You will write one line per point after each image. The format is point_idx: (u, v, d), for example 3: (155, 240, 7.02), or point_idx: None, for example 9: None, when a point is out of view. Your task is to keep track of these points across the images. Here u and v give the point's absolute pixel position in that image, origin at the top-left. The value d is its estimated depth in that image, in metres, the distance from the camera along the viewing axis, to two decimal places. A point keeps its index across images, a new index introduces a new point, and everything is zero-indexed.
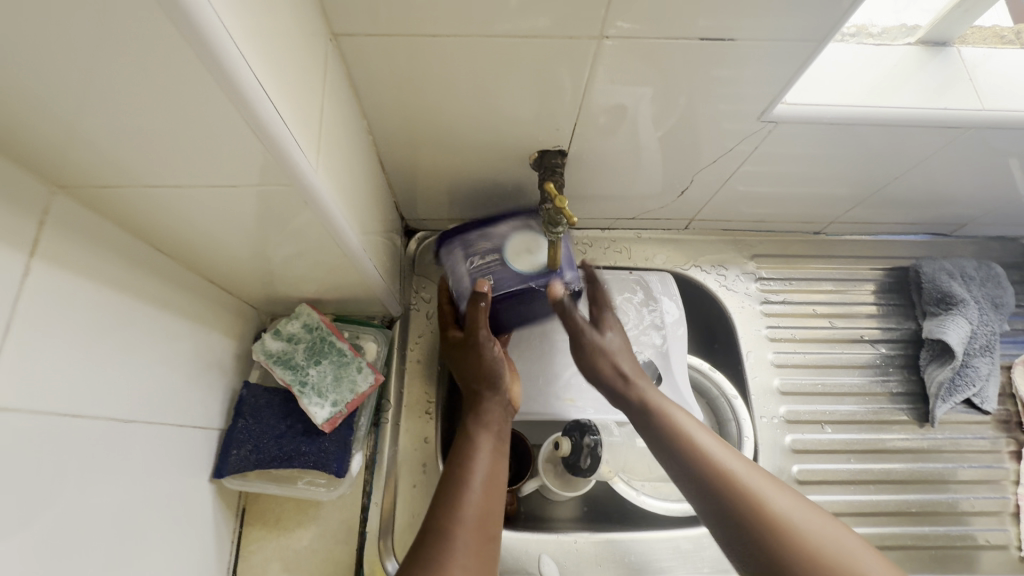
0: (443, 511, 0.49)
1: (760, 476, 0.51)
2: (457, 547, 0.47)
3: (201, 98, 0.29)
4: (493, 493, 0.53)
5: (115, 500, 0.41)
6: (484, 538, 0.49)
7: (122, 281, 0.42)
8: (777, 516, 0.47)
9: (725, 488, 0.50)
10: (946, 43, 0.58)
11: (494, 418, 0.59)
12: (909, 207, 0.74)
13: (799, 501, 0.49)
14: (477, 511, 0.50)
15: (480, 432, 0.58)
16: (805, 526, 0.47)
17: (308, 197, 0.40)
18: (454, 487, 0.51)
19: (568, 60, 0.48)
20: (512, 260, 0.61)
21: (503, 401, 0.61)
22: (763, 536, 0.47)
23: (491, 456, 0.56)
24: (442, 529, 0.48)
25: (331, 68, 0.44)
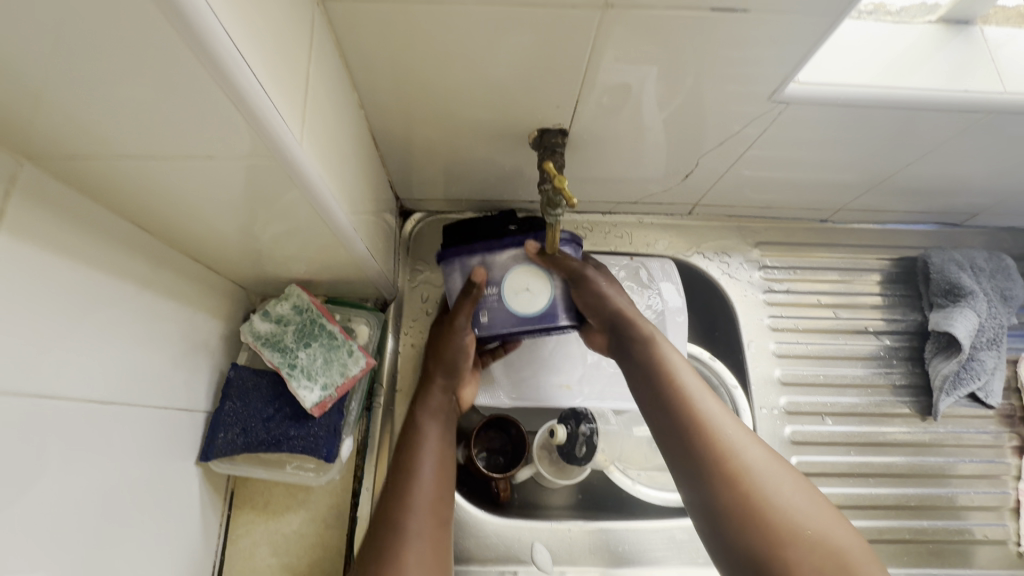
0: (398, 503, 0.51)
1: (743, 436, 0.50)
2: (410, 541, 0.49)
3: (170, 61, 0.27)
4: (443, 478, 0.55)
5: (94, 486, 0.40)
6: (435, 525, 0.51)
7: (99, 259, 0.40)
8: (751, 478, 0.47)
9: (703, 444, 0.49)
10: (968, 21, 0.55)
11: (439, 404, 0.59)
12: (921, 195, 0.71)
13: (777, 465, 0.48)
14: (427, 501, 0.52)
15: (428, 420, 0.58)
16: (778, 492, 0.46)
17: (293, 171, 0.38)
18: (401, 482, 0.52)
19: (571, 31, 0.45)
20: (510, 300, 0.59)
21: (451, 387, 0.61)
22: (733, 494, 0.46)
23: (439, 444, 0.56)
24: (394, 524, 0.50)
25: (318, 34, 0.42)
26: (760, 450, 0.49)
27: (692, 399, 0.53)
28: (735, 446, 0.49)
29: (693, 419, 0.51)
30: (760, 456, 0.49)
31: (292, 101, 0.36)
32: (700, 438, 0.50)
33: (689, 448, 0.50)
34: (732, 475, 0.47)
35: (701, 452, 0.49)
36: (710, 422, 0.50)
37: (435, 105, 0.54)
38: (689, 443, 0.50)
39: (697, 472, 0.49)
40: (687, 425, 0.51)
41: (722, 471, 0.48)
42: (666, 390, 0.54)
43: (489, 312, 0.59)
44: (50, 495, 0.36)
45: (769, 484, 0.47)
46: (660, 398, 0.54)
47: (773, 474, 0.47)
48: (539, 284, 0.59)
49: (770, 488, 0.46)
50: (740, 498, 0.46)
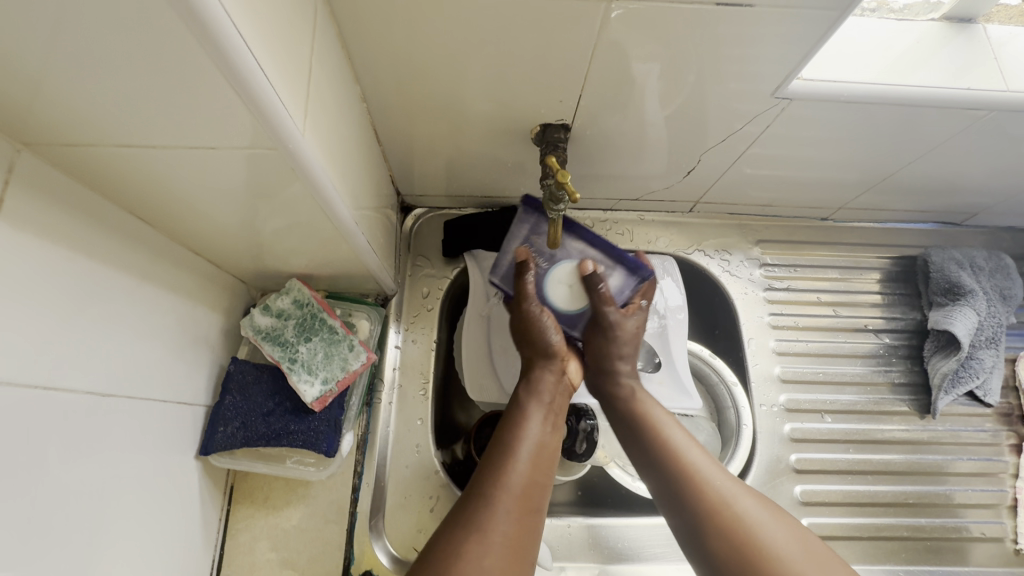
0: (491, 476, 0.48)
1: (736, 488, 0.49)
2: (500, 513, 0.45)
3: (172, 48, 0.27)
4: (544, 460, 0.52)
5: (91, 479, 0.39)
6: (528, 506, 0.48)
7: (98, 251, 0.40)
8: (747, 533, 0.45)
9: (695, 502, 0.49)
10: (970, 20, 0.56)
11: (545, 389, 0.58)
12: (921, 194, 0.72)
13: (774, 515, 0.47)
14: (522, 480, 0.49)
15: (532, 403, 0.57)
16: (777, 545, 0.44)
17: (295, 163, 0.38)
18: (498, 457, 0.50)
19: (575, 25, 0.45)
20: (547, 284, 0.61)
21: (556, 370, 0.60)
22: (732, 553, 0.45)
23: (543, 428, 0.54)
24: (486, 494, 0.47)
25: (321, 26, 0.42)
26: (755, 501, 0.48)
27: (683, 455, 0.53)
28: (727, 500, 0.48)
29: (685, 475, 0.51)
30: (754, 508, 0.47)
31: (294, 93, 0.36)
32: (692, 495, 0.49)
33: (684, 507, 0.49)
34: (727, 531, 0.46)
35: (694, 510, 0.49)
36: (701, 477, 0.50)
37: (438, 99, 0.54)
38: (682, 501, 0.50)
39: (694, 532, 0.48)
40: (679, 483, 0.51)
41: (716, 526, 0.47)
42: (659, 448, 0.54)
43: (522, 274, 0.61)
44: (48, 487, 0.36)
45: (766, 536, 0.45)
46: (653, 459, 0.54)
47: (771, 526, 0.46)
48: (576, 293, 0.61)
49: (768, 542, 0.45)
50: (740, 557, 0.45)
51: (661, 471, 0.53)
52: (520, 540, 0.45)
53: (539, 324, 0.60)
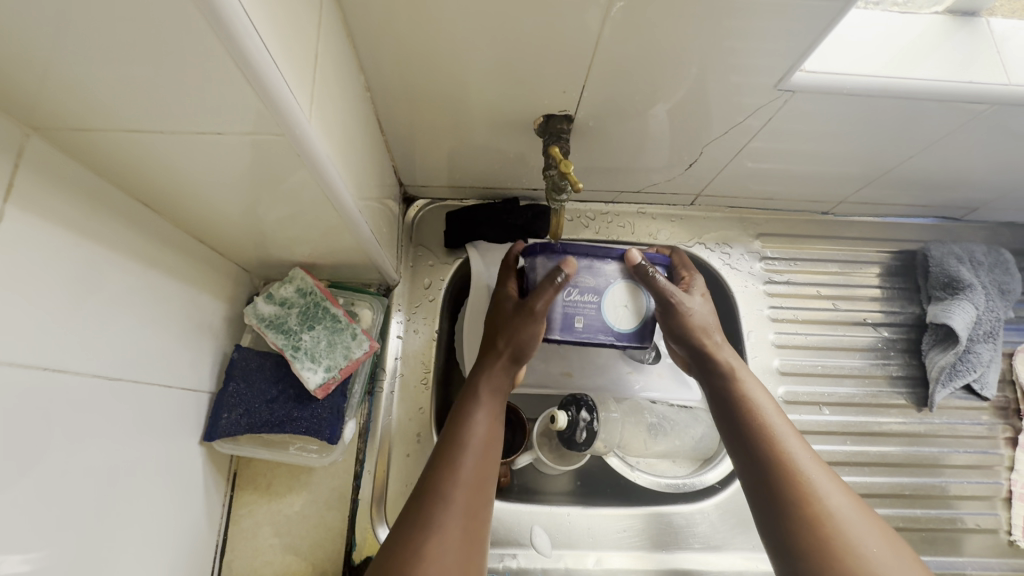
0: (440, 476, 0.46)
1: (829, 483, 0.47)
2: (453, 508, 0.44)
3: (180, 31, 0.27)
4: (492, 452, 0.50)
5: (98, 462, 0.40)
6: (481, 500, 0.46)
7: (104, 237, 0.40)
8: (833, 529, 0.44)
9: (783, 485, 0.47)
10: (974, 13, 0.56)
11: (499, 382, 0.55)
12: (921, 189, 0.72)
13: (865, 519, 0.45)
14: (475, 469, 0.48)
15: (484, 393, 0.54)
16: (863, 547, 0.42)
17: (301, 149, 0.38)
18: (449, 452, 0.48)
19: (579, 16, 0.45)
20: (608, 311, 0.58)
21: (513, 370, 0.57)
22: (810, 543, 0.44)
23: (491, 418, 0.52)
24: (438, 491, 0.45)
25: (327, 14, 0.42)
26: (847, 502, 0.46)
27: (778, 439, 0.50)
28: (819, 492, 0.46)
29: (777, 458, 0.49)
30: (839, 501, 0.46)
31: (301, 80, 0.36)
32: (782, 478, 0.48)
33: (767, 488, 0.48)
34: (809, 519, 0.45)
35: (782, 493, 0.47)
36: (793, 463, 0.48)
37: (442, 89, 0.54)
38: (767, 481, 0.48)
39: (772, 510, 0.47)
40: (768, 463, 0.49)
41: (798, 512, 0.46)
42: (751, 425, 0.51)
43: (586, 319, 0.58)
44: (56, 469, 0.36)
45: (852, 537, 0.43)
46: (740, 432, 0.52)
47: (859, 527, 0.44)
48: (637, 300, 0.58)
49: (854, 543, 0.43)
50: (818, 547, 0.43)
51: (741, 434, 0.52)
52: (474, 533, 0.44)
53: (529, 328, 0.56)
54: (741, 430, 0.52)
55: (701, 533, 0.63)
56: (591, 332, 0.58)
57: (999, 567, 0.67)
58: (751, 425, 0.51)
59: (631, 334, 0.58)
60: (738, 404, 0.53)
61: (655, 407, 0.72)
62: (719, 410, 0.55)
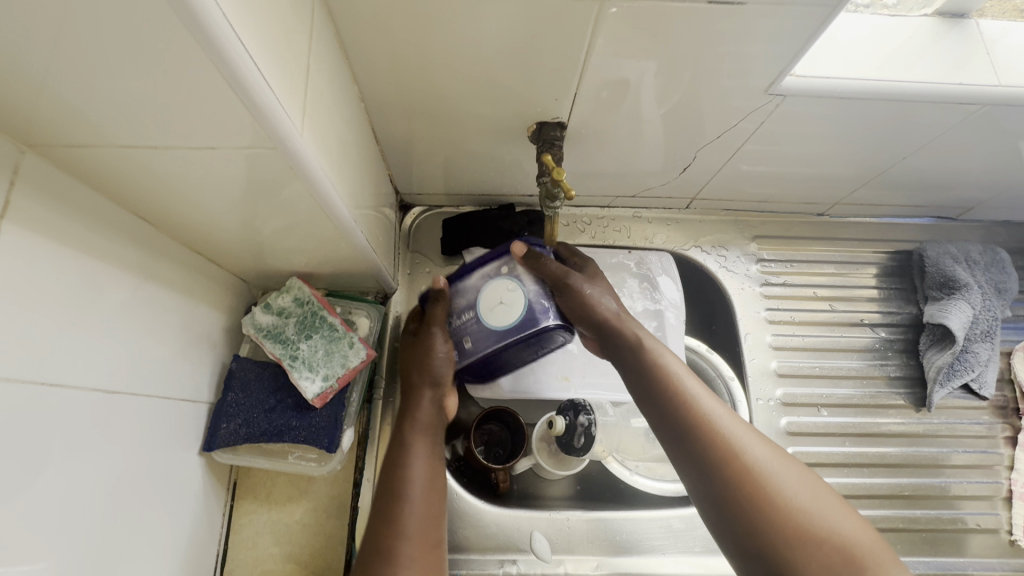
0: (383, 534, 0.47)
1: (750, 437, 0.47)
2: (403, 564, 0.45)
3: (172, 50, 0.27)
4: (435, 490, 0.52)
5: (98, 473, 0.40)
6: (431, 546, 0.48)
7: (102, 251, 0.41)
8: (764, 484, 0.44)
9: (711, 452, 0.46)
10: (963, 15, 0.56)
11: (426, 417, 0.56)
12: (916, 190, 0.72)
13: (784, 462, 0.46)
14: (420, 516, 0.49)
15: (415, 438, 0.55)
16: (791, 493, 0.44)
17: (295, 162, 0.38)
18: (390, 505, 0.49)
19: (568, 25, 0.46)
20: (485, 316, 0.56)
21: (438, 399, 0.58)
22: (748, 505, 0.44)
23: (429, 457, 0.53)
24: (384, 550, 0.46)
25: (319, 27, 0.42)
26: (768, 451, 0.47)
27: (690, 398, 0.50)
28: (742, 451, 0.46)
29: (701, 426, 0.48)
30: (736, 429, 0.48)
31: (293, 93, 0.37)
32: (709, 447, 0.47)
33: (698, 462, 0.47)
34: (742, 482, 0.45)
35: (712, 462, 0.46)
36: (716, 426, 0.48)
37: (435, 98, 0.54)
38: (696, 454, 0.47)
39: (707, 483, 0.46)
40: (694, 433, 0.48)
41: (731, 477, 0.45)
42: (670, 394, 0.51)
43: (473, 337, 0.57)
44: (57, 482, 0.37)
45: (780, 486, 0.44)
46: (661, 405, 0.51)
47: (782, 473, 0.45)
48: (512, 295, 0.55)
49: (783, 493, 0.44)
50: (750, 502, 0.44)
51: (649, 389, 0.52)
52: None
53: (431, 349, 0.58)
54: (663, 403, 0.51)
55: (701, 536, 0.63)
56: (480, 344, 0.56)
57: (1000, 567, 0.67)
58: (659, 382, 0.52)
59: (522, 323, 0.54)
60: (654, 372, 0.53)
61: None
62: (637, 384, 0.54)
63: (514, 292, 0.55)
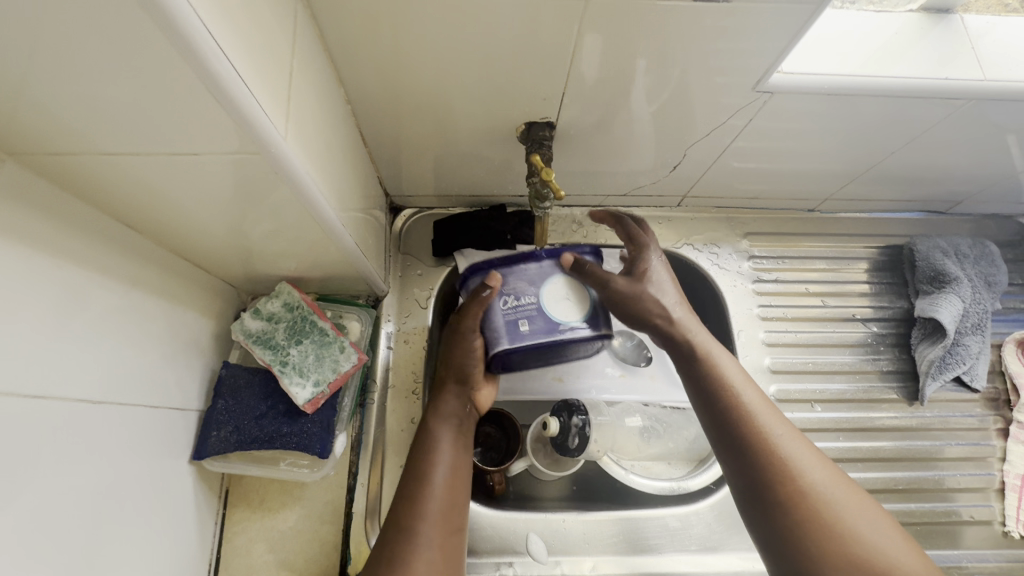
0: (405, 511, 0.49)
1: (813, 461, 0.46)
2: (421, 544, 0.47)
3: (149, 52, 0.27)
4: (458, 481, 0.53)
5: (85, 485, 0.40)
6: (450, 529, 0.49)
7: (85, 259, 0.40)
8: (820, 506, 0.43)
9: (765, 464, 0.46)
10: (948, 10, 0.56)
11: (450, 408, 0.57)
12: (905, 184, 0.73)
13: (844, 488, 0.45)
14: (444, 498, 0.50)
15: (441, 425, 0.55)
16: (848, 518, 0.43)
17: (279, 166, 0.38)
18: (415, 484, 0.51)
19: (555, 23, 0.45)
20: (549, 308, 0.56)
21: (466, 394, 0.59)
22: (798, 521, 0.43)
23: (455, 446, 0.54)
24: (405, 527, 0.48)
25: (302, 29, 0.42)
26: (828, 474, 0.46)
27: (753, 413, 0.49)
28: (800, 469, 0.45)
29: (761, 440, 0.47)
30: (800, 449, 0.47)
31: (276, 97, 0.36)
32: (764, 459, 0.46)
33: (753, 476, 0.46)
34: (796, 498, 0.44)
35: (766, 474, 0.46)
36: (773, 441, 0.47)
37: (422, 99, 0.54)
38: (752, 467, 0.47)
39: (758, 495, 0.45)
40: (749, 444, 0.48)
41: (784, 493, 0.44)
42: (727, 404, 0.50)
43: (532, 322, 0.56)
44: (44, 495, 0.36)
45: (839, 515, 0.43)
46: (715, 411, 0.51)
47: (841, 499, 0.44)
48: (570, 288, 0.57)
49: (845, 524, 0.42)
50: (802, 522, 0.43)
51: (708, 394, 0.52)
52: (445, 564, 0.47)
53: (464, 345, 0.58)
54: (717, 413, 0.50)
55: (697, 534, 0.63)
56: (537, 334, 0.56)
57: (995, 559, 0.67)
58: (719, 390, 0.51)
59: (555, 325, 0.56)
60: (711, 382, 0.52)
61: (647, 410, 0.72)
62: (693, 390, 0.54)
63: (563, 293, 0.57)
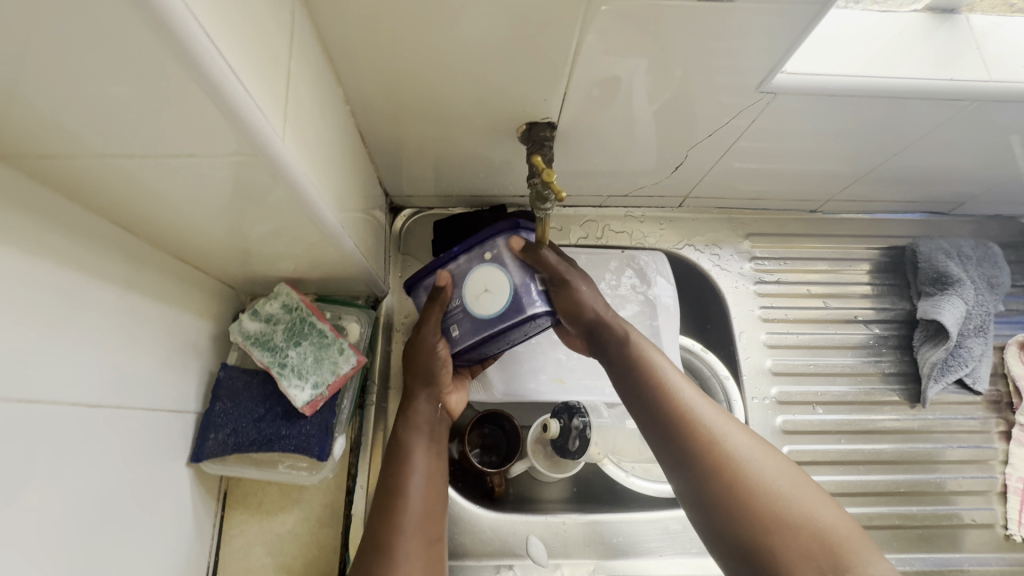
0: (383, 529, 0.48)
1: (728, 426, 0.47)
2: (401, 560, 0.47)
3: (143, 53, 0.26)
4: (433, 489, 0.53)
5: (83, 489, 0.39)
6: (429, 541, 0.50)
7: (80, 262, 0.40)
8: (738, 471, 0.44)
9: (688, 439, 0.47)
10: (954, 10, 0.56)
11: (422, 417, 0.56)
12: (908, 185, 0.72)
13: (763, 451, 0.46)
14: (419, 510, 0.50)
15: (414, 437, 0.55)
16: (765, 480, 0.43)
17: (277, 168, 0.37)
18: (388, 500, 0.50)
19: (556, 23, 0.45)
20: (472, 307, 0.54)
21: (436, 397, 0.58)
22: (722, 491, 0.44)
23: (428, 457, 0.54)
24: (383, 546, 0.47)
25: (300, 28, 0.41)
26: (746, 440, 0.46)
27: (671, 390, 0.50)
28: (720, 439, 0.46)
29: (681, 416, 0.48)
30: (714, 418, 0.48)
31: (274, 98, 0.36)
32: (686, 435, 0.47)
33: (680, 456, 0.47)
34: (717, 469, 0.45)
35: (691, 449, 0.46)
36: (694, 415, 0.48)
37: (422, 98, 0.53)
38: (678, 447, 0.47)
39: (688, 475, 0.46)
40: (672, 422, 0.48)
41: (708, 465, 0.45)
42: (651, 385, 0.51)
43: (460, 325, 0.55)
44: (42, 500, 0.36)
45: (757, 477, 0.44)
46: (640, 394, 0.51)
47: (761, 462, 0.45)
48: (497, 282, 0.54)
49: (764, 485, 0.43)
50: (724, 492, 0.44)
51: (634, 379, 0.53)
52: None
53: (427, 348, 0.56)
54: (643, 396, 0.51)
55: (698, 537, 0.63)
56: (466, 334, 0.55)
57: (997, 562, 0.67)
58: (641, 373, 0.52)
59: (506, 313, 0.53)
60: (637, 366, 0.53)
61: None
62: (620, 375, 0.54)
63: (492, 284, 0.54)
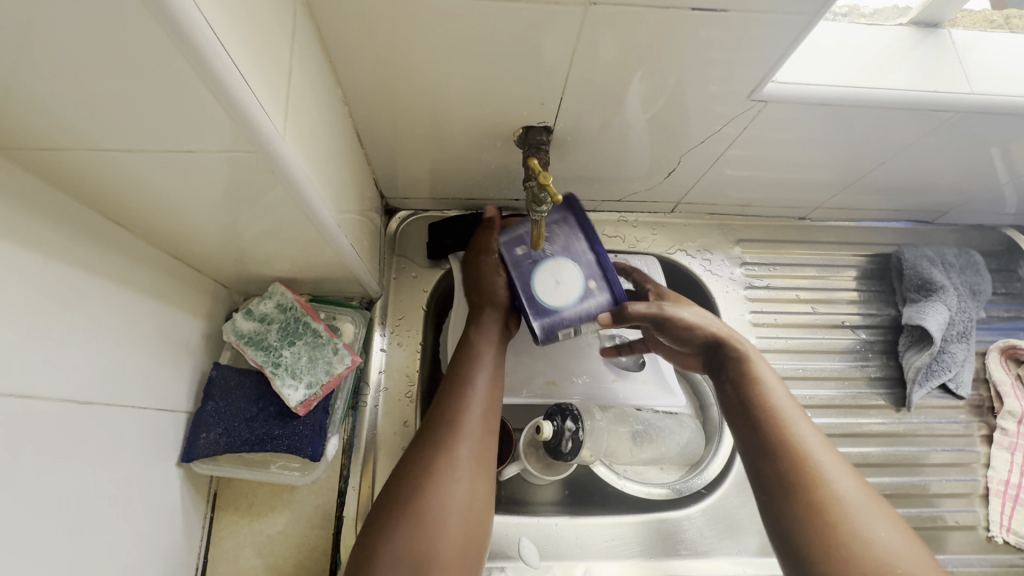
0: (449, 406, 0.51)
1: (840, 470, 0.45)
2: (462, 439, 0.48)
3: (147, 47, 0.27)
4: (497, 386, 0.55)
5: (71, 487, 0.39)
6: (488, 429, 0.51)
7: (73, 257, 0.39)
8: (842, 516, 0.41)
9: (791, 470, 0.45)
10: (937, 25, 0.57)
11: (493, 324, 0.59)
12: (893, 194, 0.74)
13: (875, 505, 0.43)
14: (485, 400, 0.52)
15: (482, 340, 0.57)
16: (871, 533, 0.40)
17: (277, 166, 0.37)
18: (457, 384, 0.52)
19: (553, 29, 0.46)
20: (541, 270, 0.59)
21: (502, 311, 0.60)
22: (815, 527, 0.42)
23: (493, 358, 0.56)
24: (447, 420, 0.49)
25: (300, 27, 0.41)
26: (855, 485, 0.44)
27: (784, 420, 0.48)
28: (831, 477, 0.44)
29: (787, 445, 0.46)
30: (828, 457, 0.45)
31: (275, 97, 0.36)
32: (790, 463, 0.45)
33: (778, 482, 0.45)
34: (820, 506, 0.42)
35: (794, 479, 0.44)
36: (802, 447, 0.46)
37: (420, 102, 0.54)
38: (779, 474, 0.45)
39: (784, 504, 0.44)
40: (776, 448, 0.47)
41: (809, 499, 0.43)
42: (760, 411, 0.49)
43: (528, 251, 0.61)
44: (31, 495, 0.35)
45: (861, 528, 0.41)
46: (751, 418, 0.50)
47: (872, 517, 0.42)
48: (568, 285, 0.59)
49: (867, 539, 0.40)
50: (821, 531, 0.41)
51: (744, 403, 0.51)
52: (482, 461, 0.49)
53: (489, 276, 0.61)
54: (750, 418, 0.50)
55: (688, 539, 0.64)
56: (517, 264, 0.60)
57: (980, 563, 0.68)
58: (755, 399, 0.50)
59: (545, 305, 0.58)
60: (747, 389, 0.52)
61: (640, 414, 0.73)
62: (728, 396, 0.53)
63: (560, 281, 0.59)
